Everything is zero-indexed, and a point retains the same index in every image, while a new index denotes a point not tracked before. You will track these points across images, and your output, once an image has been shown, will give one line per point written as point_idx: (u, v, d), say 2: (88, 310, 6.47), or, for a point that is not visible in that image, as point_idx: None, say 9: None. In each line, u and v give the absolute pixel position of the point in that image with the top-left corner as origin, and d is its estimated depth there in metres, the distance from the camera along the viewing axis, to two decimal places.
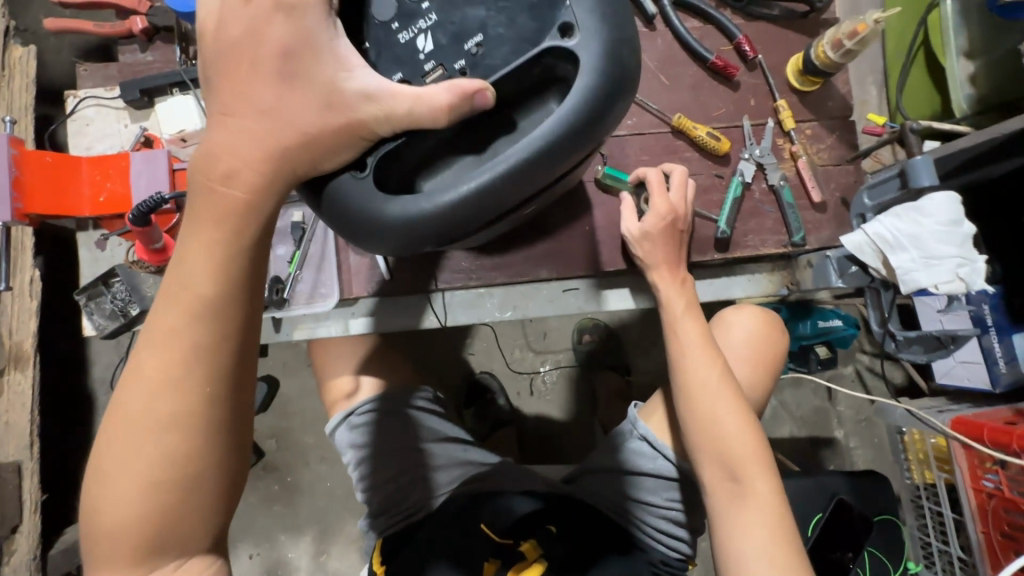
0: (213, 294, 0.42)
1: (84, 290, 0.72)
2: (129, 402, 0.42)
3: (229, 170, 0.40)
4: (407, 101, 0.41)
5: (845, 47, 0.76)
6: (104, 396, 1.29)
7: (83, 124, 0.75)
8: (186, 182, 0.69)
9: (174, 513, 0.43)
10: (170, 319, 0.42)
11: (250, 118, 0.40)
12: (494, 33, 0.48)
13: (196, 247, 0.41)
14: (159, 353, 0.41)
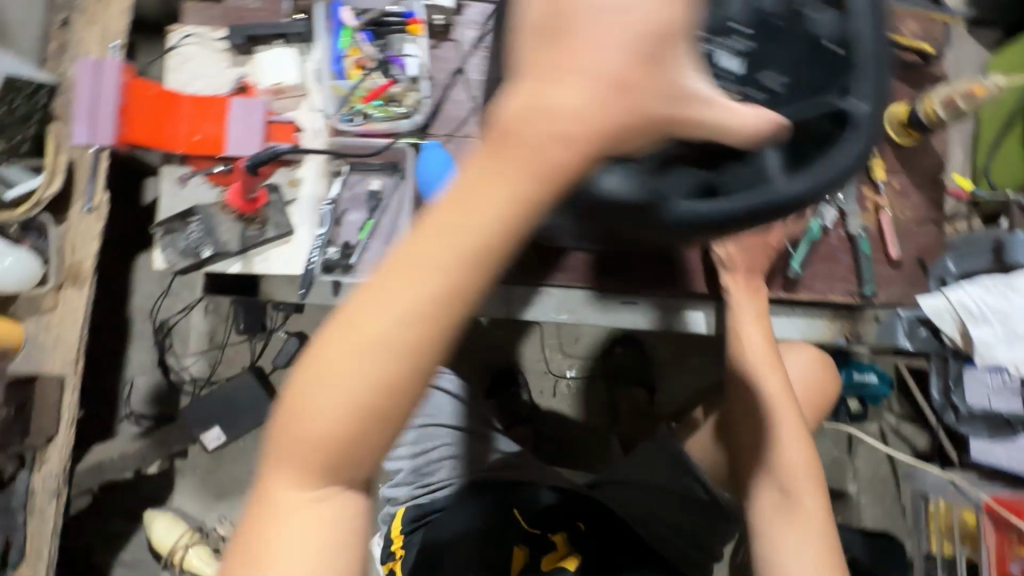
0: (478, 268, 0.33)
1: (162, 224, 0.73)
2: (356, 343, 0.35)
3: (528, 130, 0.29)
4: (743, 115, 0.32)
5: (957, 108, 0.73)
6: (141, 324, 1.31)
7: (182, 61, 0.75)
8: (277, 135, 0.70)
9: (353, 458, 0.39)
10: (418, 277, 0.34)
11: (575, 72, 0.28)
12: (795, 73, 0.50)
13: (471, 196, 0.31)
14: (396, 311, 0.34)
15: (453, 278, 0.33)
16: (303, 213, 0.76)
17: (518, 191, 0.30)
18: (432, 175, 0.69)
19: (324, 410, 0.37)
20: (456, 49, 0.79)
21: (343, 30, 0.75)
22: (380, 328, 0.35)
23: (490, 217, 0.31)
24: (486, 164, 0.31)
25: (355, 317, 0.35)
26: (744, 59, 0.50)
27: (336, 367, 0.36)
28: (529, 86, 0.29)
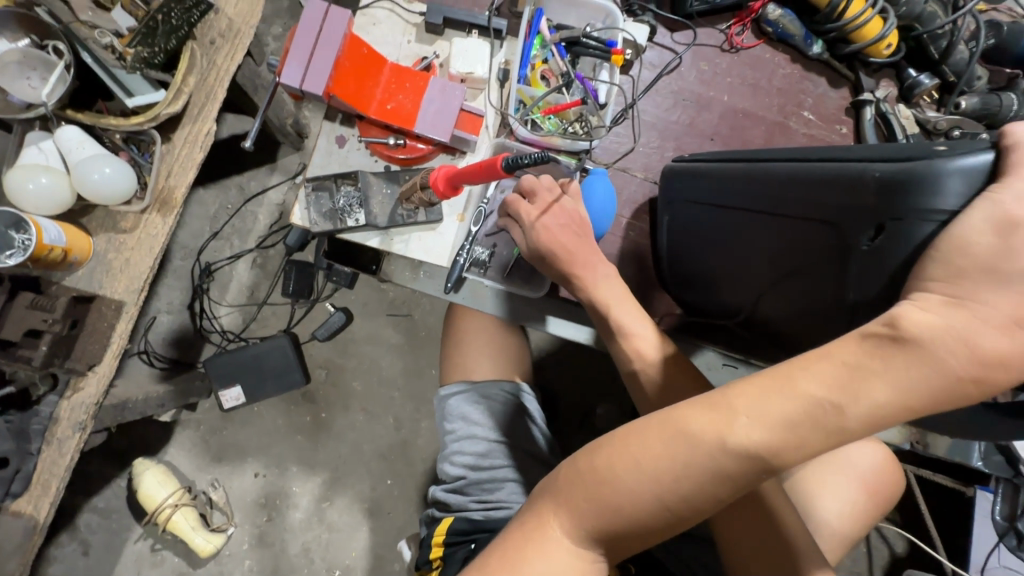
0: (833, 437, 0.35)
1: (314, 179, 0.70)
2: (683, 444, 0.40)
3: (938, 353, 0.33)
4: None
5: None
6: (180, 262, 1.23)
7: (370, 23, 0.74)
8: (465, 125, 0.68)
9: (642, 536, 0.44)
10: (764, 413, 0.37)
11: (1003, 322, 0.32)
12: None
13: (855, 379, 0.34)
14: (731, 436, 0.38)
15: (806, 434, 0.36)
16: (455, 205, 0.74)
17: (910, 390, 0.33)
18: (599, 220, 0.72)
19: (632, 486, 0.42)
20: (630, 87, 0.83)
21: (536, 37, 0.75)
22: (710, 439, 0.39)
23: (872, 402, 0.34)
24: (878, 354, 0.34)
25: (685, 427, 0.40)
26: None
27: (656, 455, 0.41)
28: (950, 316, 0.33)
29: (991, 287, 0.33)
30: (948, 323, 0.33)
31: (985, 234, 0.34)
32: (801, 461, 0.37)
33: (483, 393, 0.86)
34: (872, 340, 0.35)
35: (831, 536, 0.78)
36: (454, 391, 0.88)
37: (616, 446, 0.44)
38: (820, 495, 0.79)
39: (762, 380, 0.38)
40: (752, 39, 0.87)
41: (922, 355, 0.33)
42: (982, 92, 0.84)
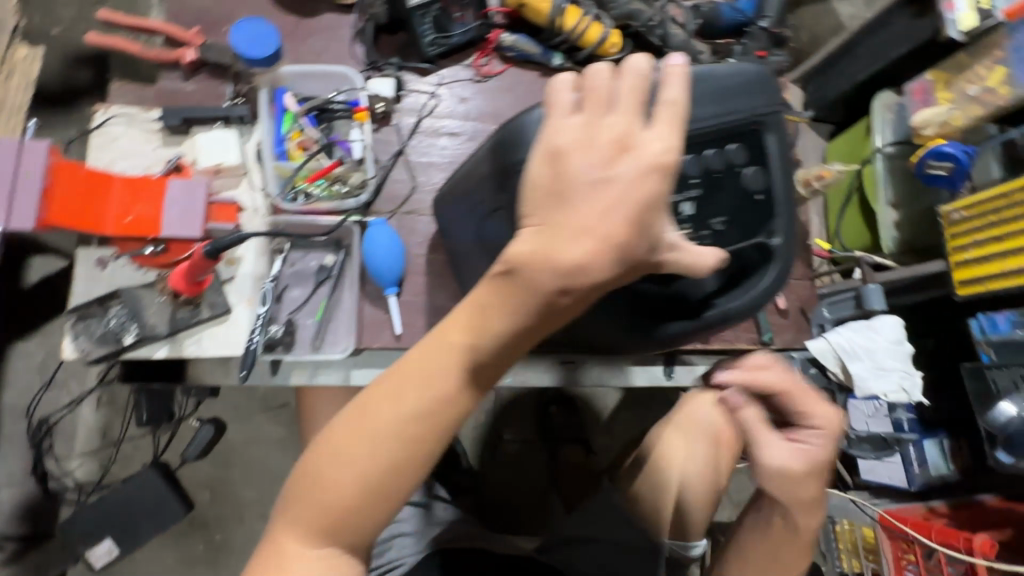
0: (485, 368, 0.43)
1: (76, 309, 0.67)
2: (372, 413, 0.43)
3: (537, 276, 0.39)
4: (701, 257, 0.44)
5: (811, 186, 0.92)
6: (12, 426, 1.13)
7: (107, 140, 0.73)
8: (221, 215, 0.69)
9: (361, 519, 0.45)
10: (429, 364, 0.43)
11: (572, 234, 0.38)
12: (730, 217, 0.53)
13: (483, 315, 0.41)
14: (408, 391, 0.43)
15: (457, 370, 0.43)
16: (241, 291, 0.73)
17: (520, 315, 0.41)
18: (388, 267, 0.76)
19: (338, 468, 0.43)
20: (394, 135, 0.85)
21: (285, 114, 0.78)
22: (391, 402, 0.43)
23: (494, 332, 0.41)
24: (496, 292, 0.41)
25: (373, 401, 0.44)
26: (694, 206, 0.53)
27: (355, 431, 0.44)
28: (537, 240, 0.39)
29: (553, 207, 0.39)
30: (532, 248, 0.39)
31: (543, 167, 0.40)
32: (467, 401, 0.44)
33: None
34: (493, 282, 0.41)
35: (694, 492, 0.87)
36: None
37: (325, 438, 0.45)
38: (673, 458, 0.89)
39: (427, 340, 0.44)
40: (500, 66, 0.92)
41: (521, 279, 0.40)
42: (707, 65, 0.97)
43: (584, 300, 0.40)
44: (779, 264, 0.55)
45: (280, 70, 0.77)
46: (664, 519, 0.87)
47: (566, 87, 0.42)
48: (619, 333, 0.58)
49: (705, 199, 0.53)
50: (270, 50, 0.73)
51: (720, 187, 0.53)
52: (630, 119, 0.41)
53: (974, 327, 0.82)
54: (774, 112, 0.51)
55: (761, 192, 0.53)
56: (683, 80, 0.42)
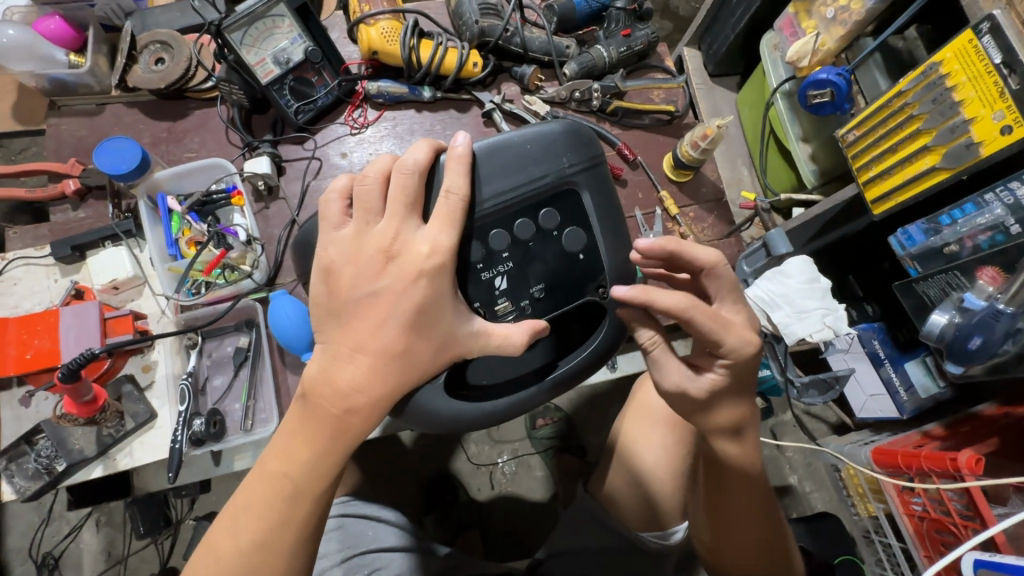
0: (307, 489, 0.47)
1: (4, 451, 0.70)
2: (217, 546, 0.47)
3: (334, 382, 0.45)
4: (510, 336, 0.49)
5: (702, 147, 0.92)
6: (21, 567, 1.17)
7: (10, 285, 0.77)
8: (117, 328, 0.73)
9: None
10: (253, 501, 0.47)
11: (352, 345, 0.45)
12: (553, 280, 0.55)
13: (287, 445, 0.47)
14: (240, 526, 0.47)
15: (280, 496, 0.47)
16: (162, 394, 0.75)
17: (318, 438, 0.46)
18: (297, 332, 0.75)
19: None
20: (286, 206, 0.87)
21: (171, 215, 0.81)
22: (229, 539, 0.47)
23: (304, 460, 0.47)
24: (299, 419, 0.47)
25: (213, 540, 0.47)
26: (510, 278, 0.53)
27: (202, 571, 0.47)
28: (324, 360, 0.46)
29: (334, 330, 0.46)
30: (320, 371, 0.46)
31: (321, 286, 0.47)
32: (302, 522, 0.47)
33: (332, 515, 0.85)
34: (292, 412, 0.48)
35: (661, 479, 0.84)
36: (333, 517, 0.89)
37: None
38: (635, 447, 0.87)
39: (249, 480, 0.48)
40: (374, 112, 0.94)
41: (312, 404, 0.46)
42: (577, 57, 0.99)
43: (372, 415, 0.46)
44: (610, 320, 0.57)
45: (155, 175, 0.80)
46: (637, 511, 0.83)
47: (338, 197, 0.48)
48: (456, 429, 0.54)
49: (520, 269, 0.53)
50: (133, 161, 0.76)
51: (538, 253, 0.54)
52: (398, 224, 0.46)
53: (895, 245, 0.79)
54: (583, 169, 0.54)
55: (583, 251, 0.55)
56: (467, 162, 0.48)
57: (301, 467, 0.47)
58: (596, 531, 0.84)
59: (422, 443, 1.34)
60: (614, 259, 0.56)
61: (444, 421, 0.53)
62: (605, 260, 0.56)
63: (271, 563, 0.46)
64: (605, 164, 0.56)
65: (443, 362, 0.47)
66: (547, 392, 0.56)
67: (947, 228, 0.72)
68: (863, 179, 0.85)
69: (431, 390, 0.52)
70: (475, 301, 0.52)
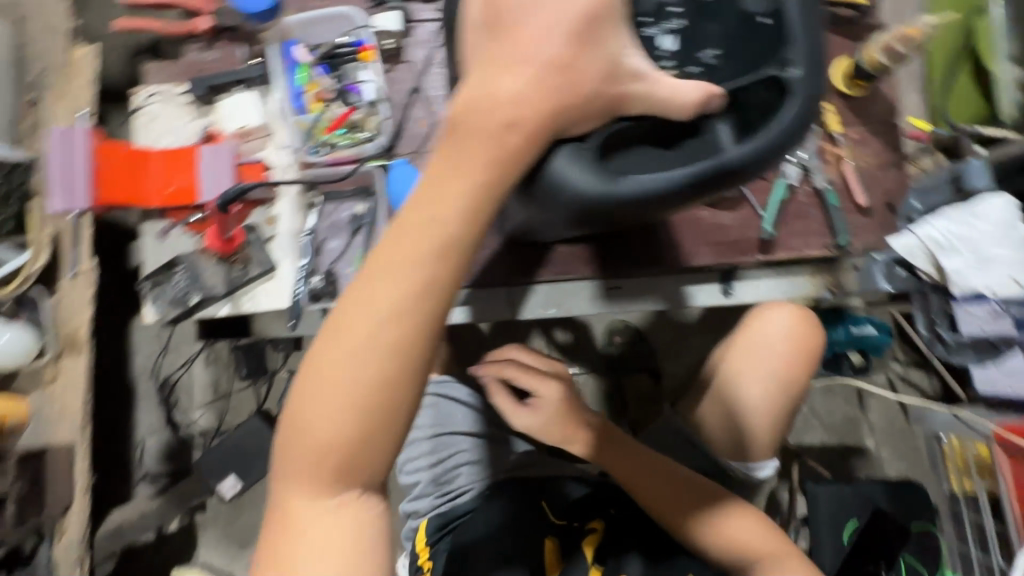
0: (462, 231, 0.41)
1: (148, 276, 0.75)
2: (358, 303, 0.41)
3: (495, 95, 0.39)
4: (679, 89, 0.43)
5: (896, 53, 0.76)
6: (145, 384, 1.33)
7: (149, 119, 0.78)
8: (247, 175, 0.75)
9: (372, 417, 0.42)
10: (398, 249, 0.41)
11: (509, 62, 0.39)
12: (730, 45, 0.48)
13: (441, 185, 0.41)
14: (383, 277, 0.41)
15: (433, 234, 0.40)
16: (283, 247, 0.77)
17: (482, 170, 0.40)
18: None
19: (345, 365, 0.41)
20: (410, 72, 0.79)
21: (300, 67, 0.77)
22: (373, 290, 0.41)
23: (459, 196, 0.40)
24: (450, 154, 0.41)
25: (354, 295, 0.42)
26: (680, 37, 0.49)
27: (344, 326, 0.42)
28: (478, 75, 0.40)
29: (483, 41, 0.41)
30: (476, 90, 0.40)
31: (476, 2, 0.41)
32: (453, 268, 0.42)
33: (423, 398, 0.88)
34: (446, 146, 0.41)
35: (760, 416, 0.80)
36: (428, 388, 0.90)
37: (317, 344, 0.43)
38: (742, 381, 0.82)
39: (393, 231, 0.42)
40: None
41: (464, 123, 0.40)
42: None
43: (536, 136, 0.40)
44: (803, 102, 0.44)
45: (286, 20, 0.77)
46: (727, 435, 0.81)
47: None
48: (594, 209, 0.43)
49: (694, 27, 0.49)
50: (267, 3, 0.74)
51: (713, 11, 0.49)
52: None
53: None
54: None
55: (768, 13, 0.46)
56: None
57: (459, 204, 0.40)
58: (689, 453, 0.83)
59: (498, 340, 1.36)
60: (815, 36, 0.45)
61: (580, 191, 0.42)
62: (798, 34, 0.44)
63: (423, 312, 0.41)
64: None
65: (603, 112, 0.41)
66: (713, 180, 0.43)
67: None
68: None
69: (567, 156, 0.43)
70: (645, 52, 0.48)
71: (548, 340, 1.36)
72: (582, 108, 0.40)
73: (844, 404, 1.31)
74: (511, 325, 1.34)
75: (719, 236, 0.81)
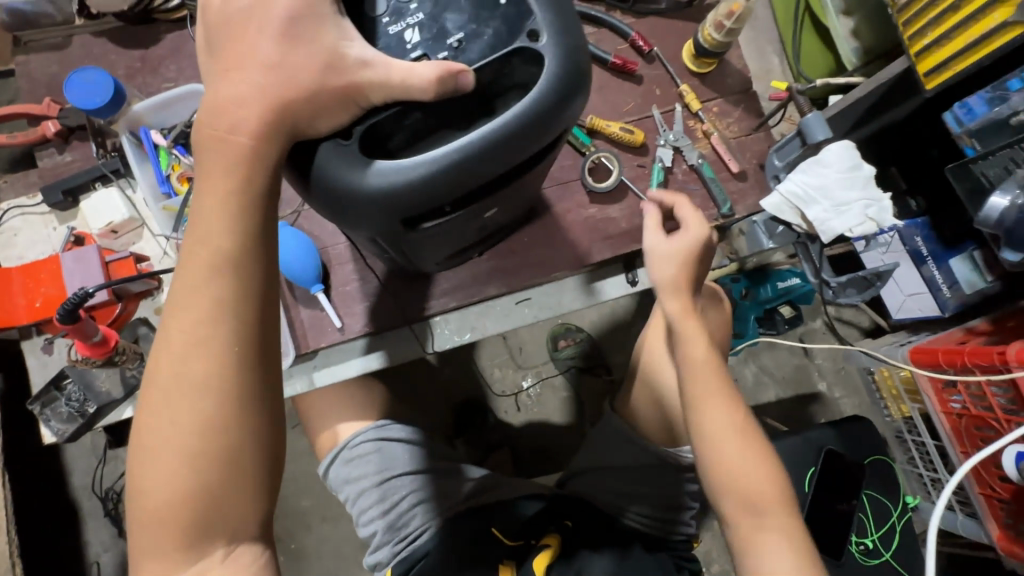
0: (239, 250, 0.42)
1: (36, 397, 0.71)
2: (168, 352, 0.42)
3: (232, 119, 0.41)
4: (415, 70, 0.42)
5: (727, 28, 0.81)
6: (89, 503, 1.25)
7: (11, 236, 0.76)
8: (121, 272, 0.72)
9: (209, 452, 0.42)
10: (186, 287, 0.42)
11: (229, 79, 0.41)
12: (473, 27, 0.48)
13: (206, 216, 0.42)
14: (176, 316, 0.42)
15: (212, 263, 0.42)
16: None
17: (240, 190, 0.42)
18: (307, 262, 0.75)
19: (173, 417, 0.42)
20: None
21: (158, 152, 0.77)
22: (173, 333, 0.42)
23: (227, 224, 0.42)
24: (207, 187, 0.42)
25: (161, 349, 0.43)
26: (420, 31, 0.48)
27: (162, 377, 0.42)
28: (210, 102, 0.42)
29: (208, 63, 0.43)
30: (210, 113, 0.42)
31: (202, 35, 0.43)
32: (246, 286, 0.43)
33: (361, 445, 0.84)
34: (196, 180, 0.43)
35: None
36: (367, 430, 0.84)
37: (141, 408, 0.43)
38: (660, 366, 0.83)
39: (180, 279, 0.43)
40: None
41: (202, 150, 0.42)
42: None
43: (263, 129, 0.41)
44: (556, 66, 0.47)
45: (133, 109, 0.75)
46: (659, 427, 0.83)
47: None
48: (376, 203, 0.46)
49: (431, 18, 0.48)
50: (107, 92, 0.71)
51: (449, 1, 0.49)
52: None
53: (949, 123, 0.70)
54: None
55: None
56: None
57: (232, 223, 0.42)
58: (629, 449, 0.84)
59: (447, 371, 1.35)
60: (559, 9, 0.49)
61: (350, 183, 0.45)
62: (539, 8, 0.48)
63: (225, 334, 0.42)
64: None
65: (337, 91, 0.42)
66: (480, 153, 0.45)
67: (1016, 94, 0.64)
68: (916, 49, 0.74)
69: (339, 148, 0.45)
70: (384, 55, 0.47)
71: (497, 360, 1.36)
72: (311, 99, 0.42)
73: (788, 358, 1.35)
74: (457, 353, 1.34)
75: (611, 229, 0.83)
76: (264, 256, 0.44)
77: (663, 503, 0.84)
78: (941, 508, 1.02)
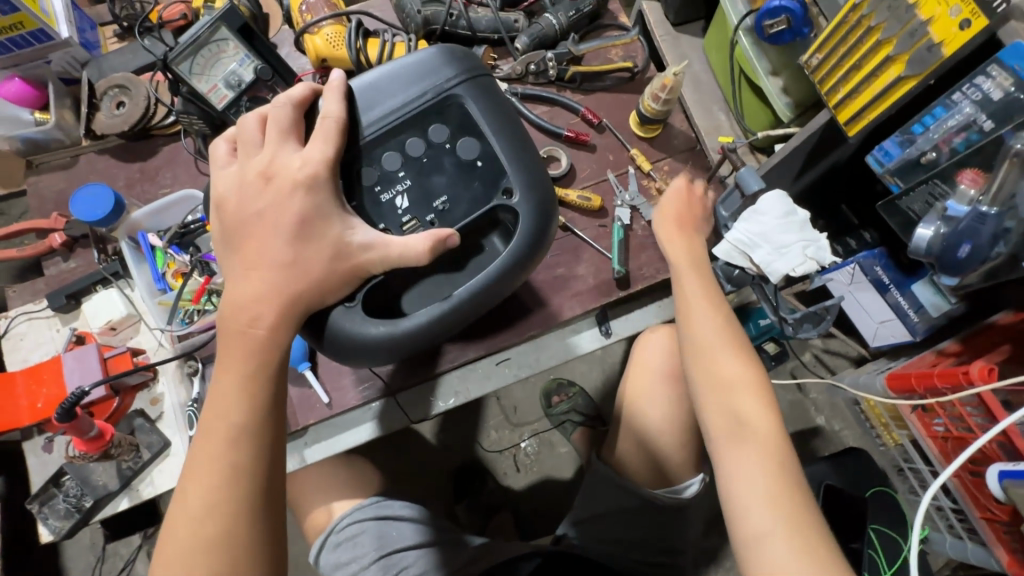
0: (250, 411, 0.50)
1: (35, 496, 0.75)
2: (183, 500, 0.48)
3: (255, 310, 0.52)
4: (407, 244, 0.55)
5: (663, 98, 0.90)
6: None
7: (17, 341, 0.81)
8: (118, 367, 0.76)
9: None
10: (204, 449, 0.49)
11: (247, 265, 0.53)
12: (454, 192, 0.63)
13: (226, 385, 0.51)
14: (197, 472, 0.49)
15: (229, 425, 0.49)
16: (173, 423, 0.78)
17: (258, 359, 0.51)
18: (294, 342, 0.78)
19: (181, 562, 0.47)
20: None
21: (155, 252, 0.84)
22: (192, 489, 0.48)
23: (243, 390, 0.51)
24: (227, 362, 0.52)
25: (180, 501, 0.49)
26: (410, 195, 0.62)
27: (177, 524, 0.48)
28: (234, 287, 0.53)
29: (221, 243, 0.55)
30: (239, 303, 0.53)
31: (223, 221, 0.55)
32: (257, 441, 0.50)
33: (352, 526, 0.84)
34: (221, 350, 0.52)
35: (668, 438, 0.84)
36: (355, 511, 0.85)
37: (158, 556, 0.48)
38: (642, 410, 0.86)
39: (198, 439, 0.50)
40: None
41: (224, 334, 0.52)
42: (526, 28, 0.98)
43: (278, 325, 0.52)
44: (524, 220, 0.61)
45: (132, 216, 0.82)
46: (648, 474, 0.85)
47: (223, 142, 0.58)
48: (383, 347, 0.59)
49: (417, 184, 0.62)
50: (108, 205, 0.79)
51: (433, 167, 0.63)
52: (272, 149, 0.55)
53: (873, 164, 0.75)
54: (462, 81, 0.62)
55: (479, 158, 0.63)
56: (341, 90, 0.59)
57: (245, 392, 0.50)
58: (617, 494, 0.84)
59: (444, 436, 1.36)
60: (524, 163, 0.62)
61: (359, 336, 0.58)
62: (509, 169, 0.62)
63: (240, 485, 0.48)
64: (487, 75, 0.64)
65: (342, 270, 0.54)
66: (466, 303, 0.60)
67: (921, 137, 0.69)
68: (833, 103, 0.81)
69: (345, 311, 0.58)
70: (383, 222, 0.62)
71: (493, 422, 1.37)
72: (322, 283, 0.53)
73: (781, 394, 1.36)
74: (454, 417, 1.35)
75: (579, 286, 0.88)
76: (273, 415, 0.51)
77: (657, 545, 0.85)
78: (949, 537, 1.00)
